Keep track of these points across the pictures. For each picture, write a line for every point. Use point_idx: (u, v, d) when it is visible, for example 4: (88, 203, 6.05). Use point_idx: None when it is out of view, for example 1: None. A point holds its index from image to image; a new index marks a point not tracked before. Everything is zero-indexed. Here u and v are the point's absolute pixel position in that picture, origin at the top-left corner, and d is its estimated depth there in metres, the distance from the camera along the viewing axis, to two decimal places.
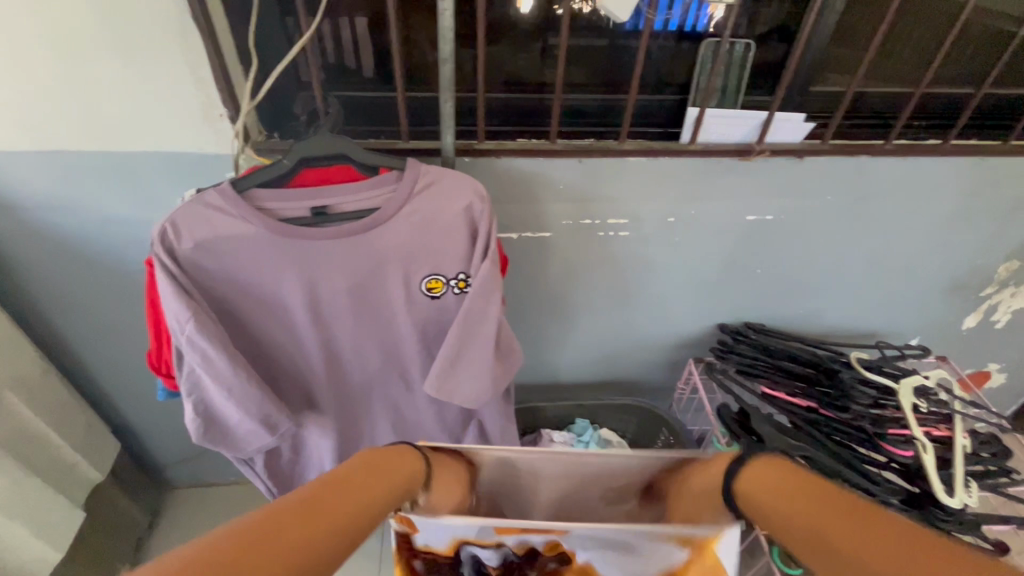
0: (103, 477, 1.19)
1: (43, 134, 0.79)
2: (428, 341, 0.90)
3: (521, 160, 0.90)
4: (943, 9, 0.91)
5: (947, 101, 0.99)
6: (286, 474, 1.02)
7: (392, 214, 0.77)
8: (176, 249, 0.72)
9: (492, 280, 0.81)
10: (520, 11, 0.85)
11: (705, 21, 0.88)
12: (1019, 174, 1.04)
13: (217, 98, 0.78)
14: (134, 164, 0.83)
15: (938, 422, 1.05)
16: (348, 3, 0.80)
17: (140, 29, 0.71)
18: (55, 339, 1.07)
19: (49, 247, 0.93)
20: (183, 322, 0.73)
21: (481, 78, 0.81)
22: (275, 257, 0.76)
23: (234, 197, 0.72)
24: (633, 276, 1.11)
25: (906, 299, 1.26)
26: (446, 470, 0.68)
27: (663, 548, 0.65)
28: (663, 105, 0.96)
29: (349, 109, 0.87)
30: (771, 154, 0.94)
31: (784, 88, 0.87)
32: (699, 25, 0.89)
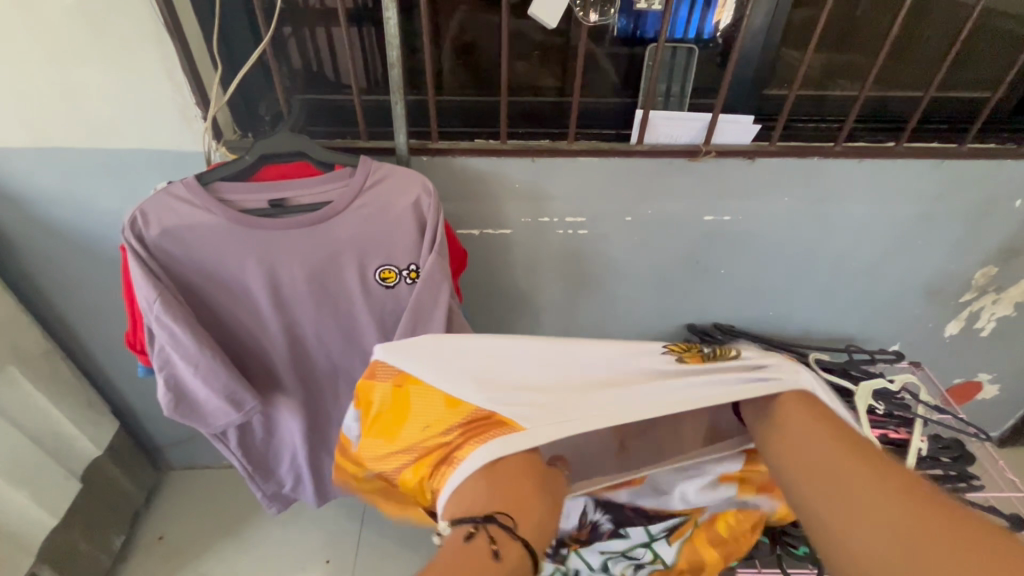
0: (101, 452, 1.28)
1: (43, 132, 0.88)
2: (385, 329, 0.95)
3: (473, 158, 0.95)
4: (880, 16, 0.94)
5: (897, 105, 1.01)
6: (260, 453, 1.08)
7: (343, 207, 0.83)
8: (145, 236, 0.79)
9: (438, 270, 0.86)
10: (473, 19, 0.91)
11: (711, 29, 0.92)
12: (983, 176, 1.03)
13: (191, 99, 0.86)
14: (123, 160, 0.92)
15: (898, 425, 1.03)
16: (311, 16, 0.88)
17: (125, 37, 0.80)
18: (57, 321, 1.16)
19: (49, 236, 1.02)
20: (151, 302, 0.80)
21: (431, 82, 0.87)
22: (236, 245, 0.83)
23: (198, 189, 0.79)
24: (596, 274, 1.13)
25: (879, 304, 1.25)
26: (524, 478, 0.56)
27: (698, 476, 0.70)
28: (617, 109, 1.00)
29: (313, 112, 0.94)
30: (719, 155, 0.97)
31: (725, 90, 0.90)
32: (706, 31, 0.92)
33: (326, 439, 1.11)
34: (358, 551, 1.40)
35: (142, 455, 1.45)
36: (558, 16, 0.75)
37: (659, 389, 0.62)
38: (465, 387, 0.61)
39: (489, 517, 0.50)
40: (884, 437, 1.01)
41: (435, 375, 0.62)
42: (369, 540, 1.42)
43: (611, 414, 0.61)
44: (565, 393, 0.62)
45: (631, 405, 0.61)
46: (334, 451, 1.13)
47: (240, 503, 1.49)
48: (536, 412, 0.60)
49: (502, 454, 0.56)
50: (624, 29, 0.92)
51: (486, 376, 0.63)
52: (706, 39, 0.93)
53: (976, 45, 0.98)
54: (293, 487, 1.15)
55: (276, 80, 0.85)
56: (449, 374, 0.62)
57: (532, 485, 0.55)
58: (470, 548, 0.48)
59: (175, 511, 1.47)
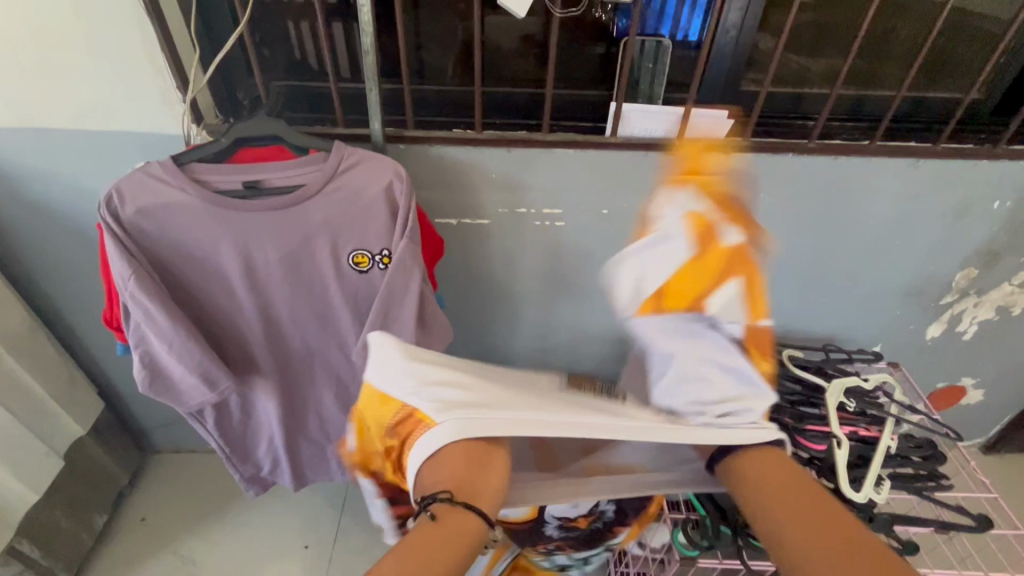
0: (85, 432, 1.30)
1: (29, 113, 0.90)
2: (359, 313, 0.97)
3: (449, 147, 0.96)
4: (851, 15, 0.95)
5: (871, 104, 1.02)
6: (238, 434, 1.10)
7: (316, 191, 0.85)
8: (120, 214, 0.81)
9: (410, 255, 0.87)
10: (448, 10, 0.92)
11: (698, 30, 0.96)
12: (960, 176, 1.03)
13: (172, 83, 0.88)
14: (107, 142, 0.95)
15: (868, 424, 1.02)
16: (290, 5, 0.90)
17: (108, 21, 0.82)
18: (44, 301, 1.19)
19: (34, 216, 1.04)
20: (125, 279, 0.81)
21: (406, 70, 0.89)
22: (211, 225, 0.84)
23: (173, 169, 0.81)
24: (574, 267, 1.15)
25: (857, 304, 1.25)
26: (476, 453, 0.63)
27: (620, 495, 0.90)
28: (593, 101, 1.01)
29: (293, 99, 0.96)
30: (692, 149, 0.97)
31: (698, 84, 0.91)
32: (694, 33, 0.96)
33: (303, 422, 1.12)
34: (338, 537, 1.42)
35: (128, 437, 1.48)
36: (526, 6, 0.77)
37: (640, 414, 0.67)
38: (401, 387, 0.66)
39: (432, 495, 0.58)
40: (854, 435, 1.00)
41: (384, 376, 0.68)
42: (349, 528, 1.43)
43: (511, 407, 0.64)
44: (487, 394, 0.66)
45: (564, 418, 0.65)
46: (311, 435, 1.15)
47: (224, 487, 1.51)
48: (452, 403, 0.64)
49: (434, 451, 0.61)
50: (624, 30, 0.94)
51: (425, 376, 0.67)
52: (693, 42, 0.97)
53: (950, 45, 0.99)
54: (271, 470, 1.17)
55: (254, 66, 0.87)
56: (395, 374, 0.67)
57: (474, 463, 0.62)
58: (428, 527, 0.56)
59: (159, 492, 1.49)
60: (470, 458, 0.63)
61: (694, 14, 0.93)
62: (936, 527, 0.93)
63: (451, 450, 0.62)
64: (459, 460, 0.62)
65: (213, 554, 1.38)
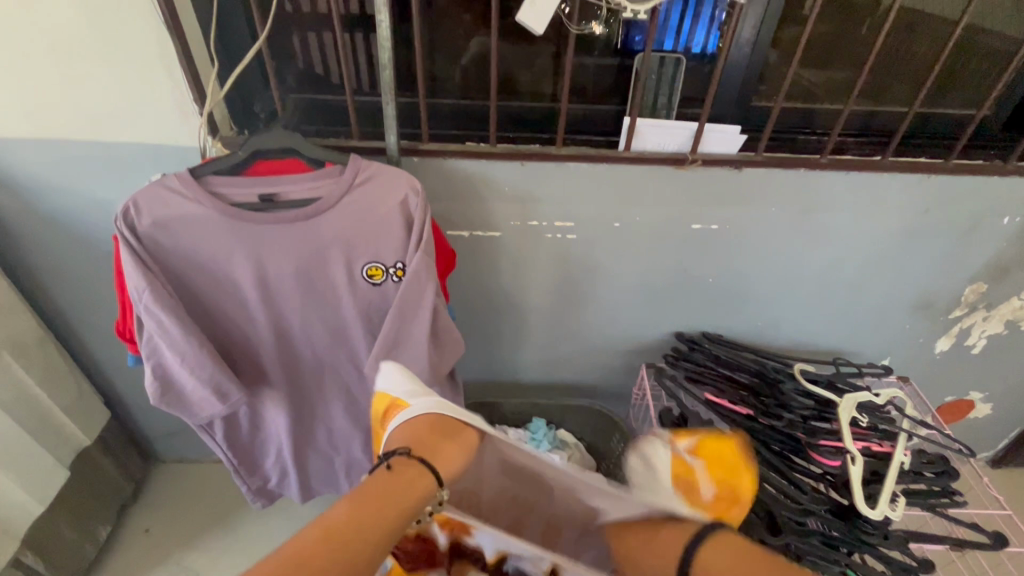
0: (91, 442, 1.29)
1: (44, 124, 0.91)
2: (372, 326, 0.96)
3: (463, 160, 0.96)
4: (866, 32, 0.96)
5: (883, 120, 1.03)
6: (246, 446, 1.09)
7: (332, 204, 0.85)
8: (136, 226, 0.81)
9: (424, 268, 0.87)
10: (465, 24, 0.93)
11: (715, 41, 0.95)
12: (970, 191, 1.04)
13: (189, 96, 0.89)
14: (122, 153, 0.95)
15: (882, 439, 1.02)
16: (308, 17, 0.90)
17: (127, 35, 0.83)
18: (53, 311, 1.19)
19: (47, 226, 1.04)
20: (140, 291, 0.81)
21: (423, 84, 0.89)
22: (226, 238, 0.84)
23: (191, 182, 0.81)
24: (584, 279, 1.14)
25: (867, 317, 1.25)
26: (439, 431, 0.64)
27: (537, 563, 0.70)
28: (606, 115, 1.02)
29: (308, 111, 0.97)
30: (705, 164, 0.98)
31: (712, 100, 0.92)
32: (710, 44, 0.95)
33: (311, 435, 1.11)
34: None
35: (132, 447, 1.47)
36: (546, 23, 0.79)
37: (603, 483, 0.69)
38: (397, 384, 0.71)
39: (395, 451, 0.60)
40: (867, 450, 1.00)
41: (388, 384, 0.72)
42: None
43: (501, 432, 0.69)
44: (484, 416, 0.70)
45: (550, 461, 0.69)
46: (320, 448, 1.14)
47: (227, 499, 1.49)
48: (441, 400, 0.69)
49: (412, 416, 0.65)
50: (638, 45, 0.95)
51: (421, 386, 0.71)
52: (710, 54, 0.96)
53: (963, 61, 0.99)
54: (278, 482, 1.16)
55: (271, 79, 0.88)
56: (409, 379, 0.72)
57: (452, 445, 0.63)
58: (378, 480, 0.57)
59: (162, 503, 1.48)
60: (445, 436, 0.64)
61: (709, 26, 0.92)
62: (950, 545, 0.93)
63: (423, 418, 0.64)
64: (426, 430, 0.63)
65: (216, 567, 1.37)
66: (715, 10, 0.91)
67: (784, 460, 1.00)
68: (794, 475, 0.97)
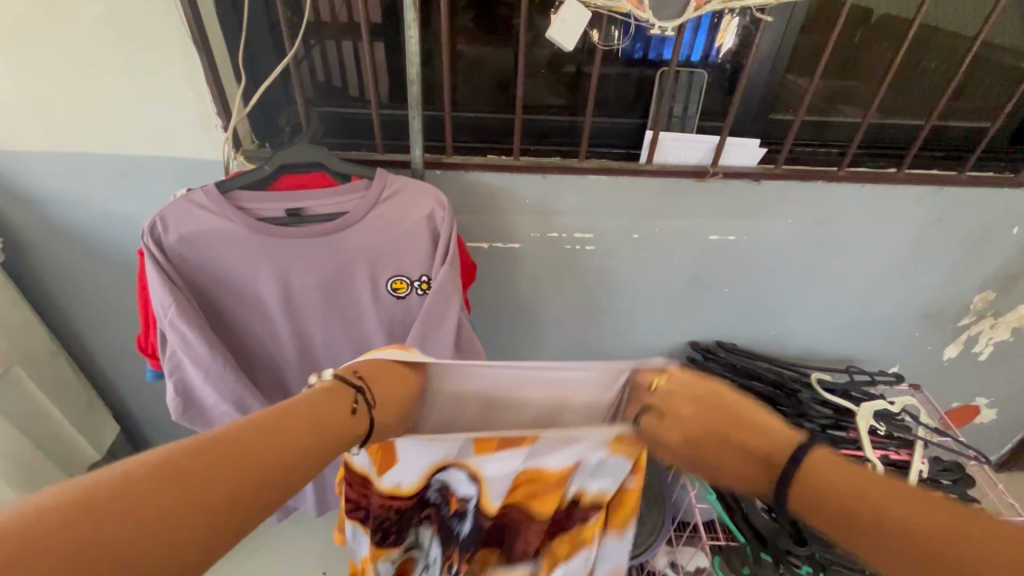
0: (101, 457, 1.27)
1: (65, 138, 0.90)
2: (395, 339, 0.96)
3: (486, 174, 0.97)
4: (885, 47, 0.98)
5: (899, 132, 1.05)
6: None
7: (359, 218, 0.85)
8: (163, 241, 0.80)
9: (450, 282, 0.86)
10: (490, 38, 0.94)
11: (713, 51, 0.96)
12: (982, 203, 1.06)
13: (213, 110, 0.88)
14: (142, 166, 0.94)
15: (898, 447, 1.03)
16: (334, 29, 0.90)
17: (153, 49, 0.82)
18: (64, 324, 1.17)
19: (63, 239, 1.03)
20: (166, 306, 0.80)
21: (449, 98, 0.90)
22: (253, 252, 0.84)
23: (217, 196, 0.81)
24: (602, 290, 1.15)
25: (878, 325, 1.27)
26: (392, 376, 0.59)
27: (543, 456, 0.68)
28: (627, 128, 1.03)
29: (331, 124, 0.97)
30: (725, 177, 0.99)
31: (733, 114, 0.93)
32: (708, 53, 0.96)
33: None
34: None
35: None
36: (576, 40, 0.81)
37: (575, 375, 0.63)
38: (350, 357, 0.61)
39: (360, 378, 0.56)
40: (885, 458, 1.01)
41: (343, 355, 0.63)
42: None
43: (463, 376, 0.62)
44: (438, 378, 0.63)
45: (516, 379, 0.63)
46: (336, 462, 1.12)
47: None
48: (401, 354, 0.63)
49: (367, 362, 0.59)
50: (658, 57, 0.96)
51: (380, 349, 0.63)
52: (709, 61, 0.97)
53: (977, 75, 1.02)
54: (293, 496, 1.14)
55: (297, 93, 0.88)
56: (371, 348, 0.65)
57: (408, 385, 0.60)
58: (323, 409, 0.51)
59: None
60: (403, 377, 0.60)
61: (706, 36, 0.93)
62: None
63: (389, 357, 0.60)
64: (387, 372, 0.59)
65: None
66: (714, 19, 0.91)
67: None
68: None
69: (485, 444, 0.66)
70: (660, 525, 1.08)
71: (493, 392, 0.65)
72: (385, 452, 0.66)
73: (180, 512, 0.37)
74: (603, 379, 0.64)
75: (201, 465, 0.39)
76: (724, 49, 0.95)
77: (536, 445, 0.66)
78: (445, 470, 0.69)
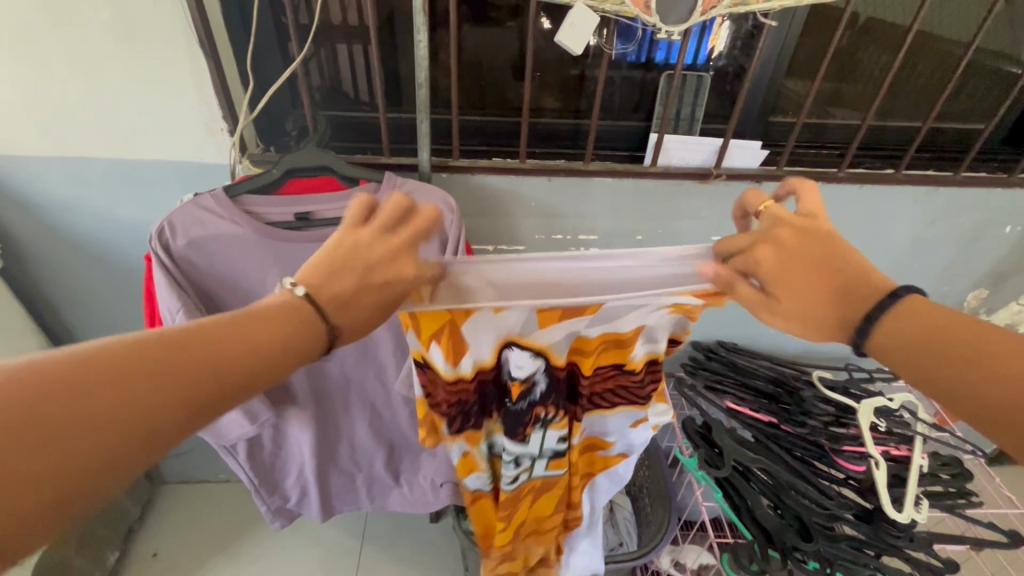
0: None
1: (67, 143, 0.89)
2: (402, 342, 0.96)
3: (492, 176, 0.97)
4: (882, 52, 1.00)
5: (896, 135, 1.07)
6: (268, 466, 1.06)
7: None
8: (171, 246, 0.80)
9: None
10: (497, 41, 0.94)
11: (706, 54, 0.97)
12: (976, 203, 1.08)
13: (219, 114, 0.88)
14: (144, 170, 0.93)
15: (898, 442, 1.05)
16: (340, 34, 0.91)
17: (158, 53, 0.82)
18: (62, 331, 1.15)
19: (64, 245, 1.02)
20: (174, 313, 0.78)
21: (456, 101, 0.90)
22: (262, 256, 0.83)
23: (226, 201, 0.80)
24: None
25: None
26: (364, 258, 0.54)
27: (614, 322, 0.72)
28: (630, 131, 1.04)
29: (337, 128, 0.97)
30: (728, 178, 1.00)
31: (736, 117, 0.94)
32: (701, 57, 0.97)
33: (334, 453, 1.09)
34: (360, 565, 1.38)
35: None
36: (584, 44, 0.83)
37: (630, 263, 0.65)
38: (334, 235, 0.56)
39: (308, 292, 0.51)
40: (886, 454, 1.03)
41: None
42: (371, 556, 1.40)
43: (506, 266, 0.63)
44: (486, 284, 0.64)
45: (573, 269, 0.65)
46: (343, 467, 1.11)
47: (236, 518, 1.46)
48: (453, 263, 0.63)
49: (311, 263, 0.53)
50: (661, 60, 0.97)
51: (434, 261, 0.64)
52: (701, 64, 0.98)
53: (970, 77, 1.04)
54: (298, 501, 1.12)
55: (304, 97, 0.88)
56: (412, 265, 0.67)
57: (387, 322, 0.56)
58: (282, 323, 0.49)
59: (169, 523, 1.44)
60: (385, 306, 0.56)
61: (700, 41, 0.94)
62: (970, 545, 0.95)
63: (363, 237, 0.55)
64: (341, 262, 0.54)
65: None
66: (706, 22, 0.92)
67: (809, 466, 1.01)
68: (819, 481, 0.98)
69: (547, 316, 0.70)
70: (665, 524, 1.08)
71: (562, 286, 0.66)
72: (452, 342, 0.71)
73: (97, 406, 0.39)
74: (671, 257, 0.65)
75: (137, 361, 0.42)
76: (716, 51, 0.97)
77: (599, 314, 0.70)
78: (513, 347, 0.74)
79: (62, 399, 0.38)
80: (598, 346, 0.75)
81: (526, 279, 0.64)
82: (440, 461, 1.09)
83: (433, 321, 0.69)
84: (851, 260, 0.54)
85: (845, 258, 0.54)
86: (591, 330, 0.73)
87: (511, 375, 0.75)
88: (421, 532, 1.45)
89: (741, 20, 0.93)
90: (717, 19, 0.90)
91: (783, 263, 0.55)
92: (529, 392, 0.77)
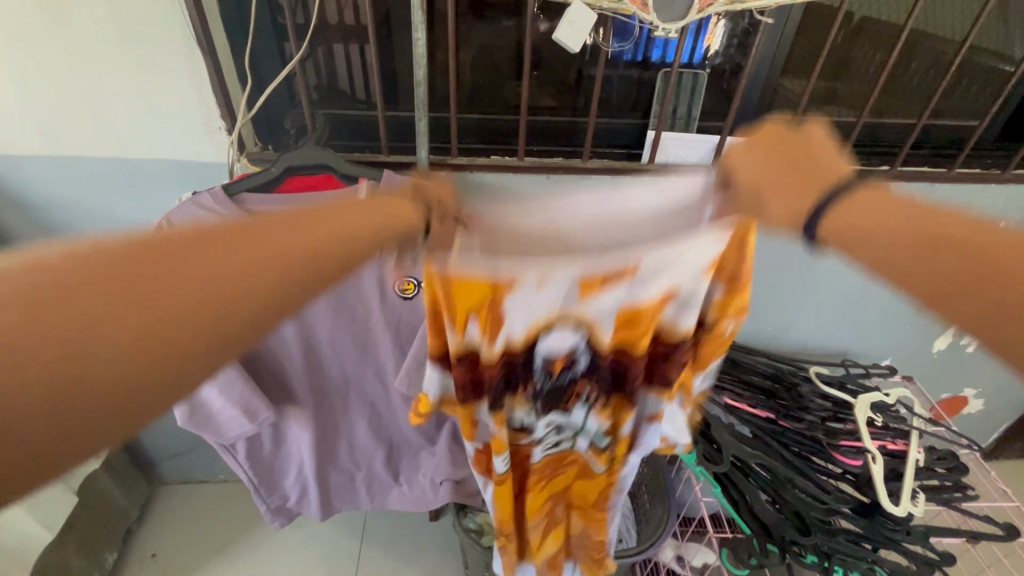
0: (97, 466, 1.26)
1: (63, 142, 0.89)
2: (401, 340, 0.96)
3: (491, 174, 0.97)
4: (876, 50, 1.01)
5: (892, 132, 1.08)
6: (267, 465, 1.06)
7: None
8: None
9: None
10: (495, 39, 0.95)
11: (703, 52, 0.97)
12: (971, 198, 1.09)
13: (217, 113, 0.87)
14: (142, 169, 0.93)
15: (895, 437, 1.05)
16: (338, 33, 0.91)
17: (156, 51, 0.82)
18: None
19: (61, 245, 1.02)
20: None
21: (454, 99, 0.90)
22: None
23: (225, 199, 0.81)
24: None
25: (871, 318, 1.30)
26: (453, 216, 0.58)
27: (650, 289, 0.68)
28: (628, 129, 1.04)
29: (335, 127, 0.97)
30: None
31: (734, 114, 0.94)
32: (698, 55, 0.97)
33: (334, 451, 1.09)
34: (359, 565, 1.38)
35: (135, 468, 1.42)
36: (582, 42, 0.83)
37: (647, 196, 0.60)
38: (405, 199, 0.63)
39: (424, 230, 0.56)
40: (883, 449, 1.03)
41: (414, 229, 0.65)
42: (370, 556, 1.40)
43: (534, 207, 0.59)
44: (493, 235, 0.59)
45: (580, 206, 0.59)
46: (342, 465, 1.11)
47: (234, 518, 1.45)
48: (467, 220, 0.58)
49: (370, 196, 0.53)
50: (658, 58, 0.98)
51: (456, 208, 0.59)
52: (698, 63, 0.98)
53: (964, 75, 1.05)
54: (297, 501, 1.12)
55: (302, 96, 0.88)
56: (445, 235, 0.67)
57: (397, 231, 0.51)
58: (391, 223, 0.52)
59: (168, 524, 1.44)
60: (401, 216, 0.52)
61: (697, 38, 0.95)
62: (967, 538, 0.96)
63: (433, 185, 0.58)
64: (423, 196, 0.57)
65: None
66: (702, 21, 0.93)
67: (806, 460, 1.01)
68: (817, 476, 0.98)
69: (588, 285, 0.65)
70: (665, 520, 1.08)
71: (574, 231, 0.61)
72: (489, 315, 0.68)
73: (129, 301, 0.34)
74: (686, 186, 0.61)
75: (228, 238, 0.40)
76: (713, 50, 0.97)
77: (638, 276, 0.65)
78: (548, 330, 0.70)
79: (75, 287, 0.33)
80: (637, 313, 0.70)
81: (544, 231, 0.60)
82: (440, 459, 1.09)
83: (463, 296, 0.66)
84: (822, 162, 0.53)
85: (815, 162, 0.54)
86: (625, 298, 0.68)
87: (551, 356, 0.73)
88: (420, 531, 1.45)
89: (738, 18, 0.93)
90: (712, 16, 0.91)
91: (750, 160, 0.55)
92: (571, 367, 0.75)
